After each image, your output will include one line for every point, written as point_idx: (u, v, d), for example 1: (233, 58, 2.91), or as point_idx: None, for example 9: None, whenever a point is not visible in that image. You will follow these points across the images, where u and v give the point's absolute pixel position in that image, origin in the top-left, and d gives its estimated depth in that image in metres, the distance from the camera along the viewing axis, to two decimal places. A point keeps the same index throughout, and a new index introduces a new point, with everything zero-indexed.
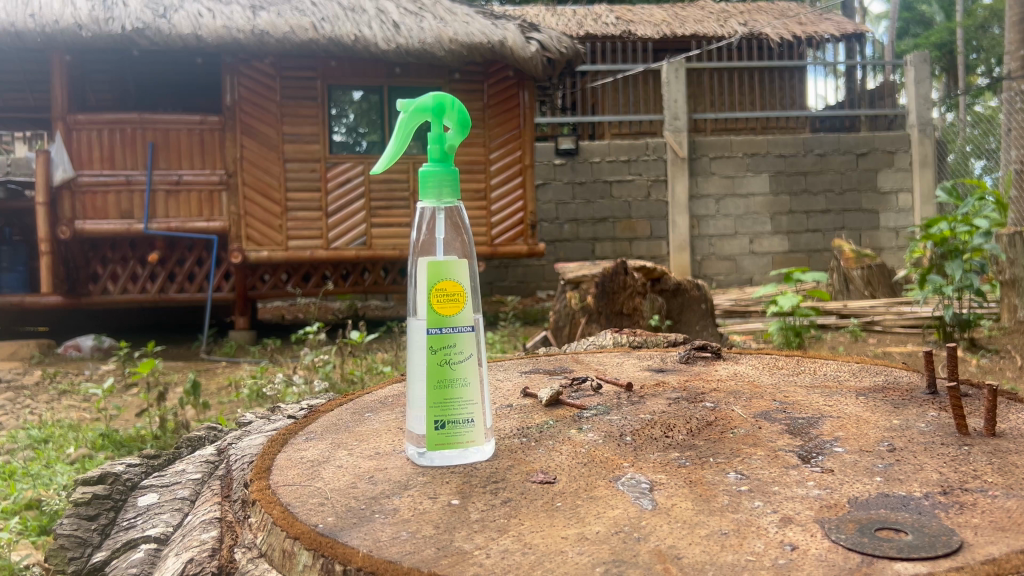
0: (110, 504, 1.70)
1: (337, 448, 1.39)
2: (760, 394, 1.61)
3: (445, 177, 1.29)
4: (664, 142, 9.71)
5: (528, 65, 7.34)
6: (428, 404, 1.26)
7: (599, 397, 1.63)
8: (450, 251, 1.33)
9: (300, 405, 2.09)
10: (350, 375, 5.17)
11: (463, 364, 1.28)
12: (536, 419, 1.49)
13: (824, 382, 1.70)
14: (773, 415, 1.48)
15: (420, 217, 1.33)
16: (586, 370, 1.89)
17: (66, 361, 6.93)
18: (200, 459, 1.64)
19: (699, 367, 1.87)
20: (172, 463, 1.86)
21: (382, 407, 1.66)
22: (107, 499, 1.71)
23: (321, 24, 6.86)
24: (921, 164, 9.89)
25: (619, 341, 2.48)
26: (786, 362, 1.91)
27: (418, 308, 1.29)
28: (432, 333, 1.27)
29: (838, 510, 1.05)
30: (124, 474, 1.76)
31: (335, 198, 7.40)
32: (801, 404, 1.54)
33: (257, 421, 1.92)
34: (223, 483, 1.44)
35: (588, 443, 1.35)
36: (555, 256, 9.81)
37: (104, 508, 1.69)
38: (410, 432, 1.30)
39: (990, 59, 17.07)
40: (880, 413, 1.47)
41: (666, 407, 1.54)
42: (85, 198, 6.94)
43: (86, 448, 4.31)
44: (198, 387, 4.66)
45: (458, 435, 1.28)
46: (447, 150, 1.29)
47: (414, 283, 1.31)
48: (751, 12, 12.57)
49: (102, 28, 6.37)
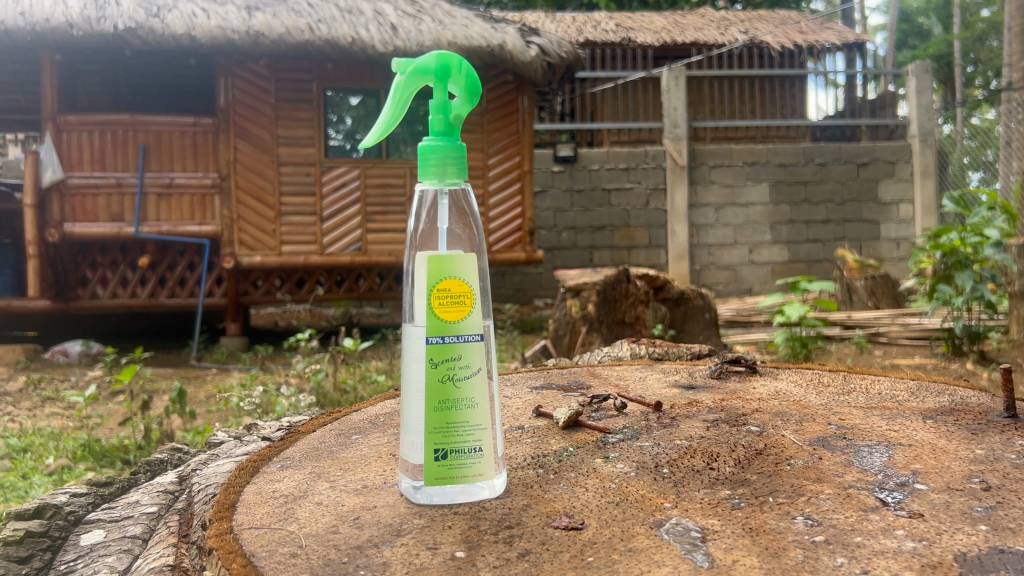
0: (46, 543, 1.38)
1: (317, 479, 1.17)
2: (811, 416, 1.39)
3: (450, 153, 1.07)
4: (664, 149, 9.53)
5: (528, 69, 7.12)
6: (427, 429, 1.05)
7: (625, 418, 1.40)
8: (455, 245, 1.11)
9: (279, 424, 1.87)
10: (342, 385, 4.96)
11: (469, 381, 1.06)
12: (553, 446, 1.27)
13: (880, 402, 1.48)
14: (833, 442, 1.26)
15: (418, 202, 1.12)
16: (605, 386, 1.66)
17: (52, 367, 6.68)
18: (158, 487, 1.39)
19: (733, 384, 1.63)
20: (125, 492, 1.60)
21: (372, 429, 1.43)
22: (43, 537, 1.39)
23: (317, 25, 6.65)
24: (922, 174, 9.68)
25: (637, 352, 2.26)
26: (830, 378, 1.68)
27: (415, 312, 1.08)
28: (433, 343, 1.05)
29: (947, 572, 0.83)
30: (68, 506, 1.47)
31: (330, 202, 7.17)
32: (862, 430, 1.32)
33: (230, 442, 1.67)
34: (183, 520, 1.21)
35: (618, 477, 1.12)
36: (553, 263, 9.60)
37: (39, 547, 1.37)
38: (404, 461, 1.08)
39: (988, 71, 17.00)
40: (957, 441, 1.25)
41: (705, 432, 1.31)
42: (75, 200, 6.71)
43: (65, 459, 4.06)
44: (185, 395, 4.47)
45: (462, 467, 1.05)
46: (453, 121, 1.07)
47: (411, 282, 1.09)
48: (752, 19, 12.37)
49: (94, 27, 6.15)
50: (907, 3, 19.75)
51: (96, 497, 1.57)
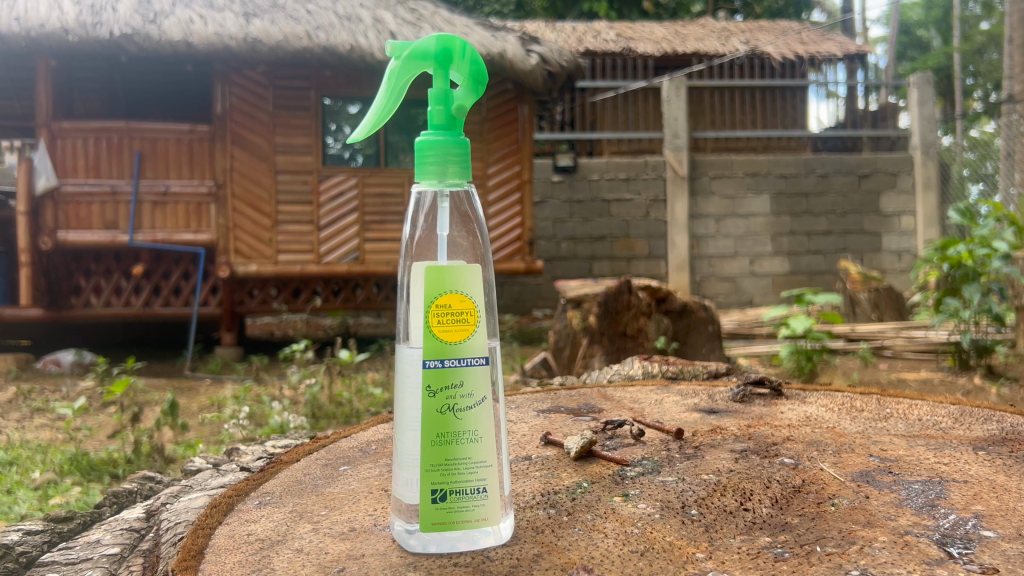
0: None
1: (298, 520, 1.03)
2: (850, 446, 1.26)
3: (453, 148, 0.93)
4: (664, 160, 9.44)
5: (528, 78, 6.97)
6: (424, 465, 0.91)
7: (643, 448, 1.26)
8: (457, 255, 0.98)
9: (261, 452, 1.73)
10: (338, 397, 4.81)
11: (472, 411, 0.92)
12: (565, 480, 1.13)
13: (922, 430, 1.34)
14: (878, 478, 1.13)
15: (414, 205, 0.99)
16: (618, 410, 1.53)
17: (43, 377, 6.52)
18: (122, 525, 1.23)
19: (759, 409, 1.49)
20: (86, 528, 1.44)
21: (362, 458, 1.29)
22: None
23: (315, 32, 6.52)
24: (924, 186, 9.57)
25: (650, 371, 2.13)
26: (863, 402, 1.54)
27: (412, 332, 0.95)
28: (431, 367, 0.92)
29: None
30: (19, 546, 1.33)
31: (327, 211, 7.04)
32: (907, 462, 1.19)
33: (207, 472, 1.53)
34: (146, 567, 1.06)
35: (641, 519, 0.99)
36: (552, 274, 9.46)
37: None
38: (396, 501, 0.94)
39: (987, 84, 16.91)
40: (1019, 477, 1.11)
41: (734, 466, 1.17)
42: (69, 208, 6.57)
43: (51, 473, 3.89)
44: (178, 407, 4.30)
45: (463, 510, 0.92)
46: (455, 113, 0.94)
47: (407, 297, 0.96)
48: (753, 30, 12.27)
49: (89, 33, 6.03)
50: (907, 15, 19.62)
51: (54, 538, 1.41)
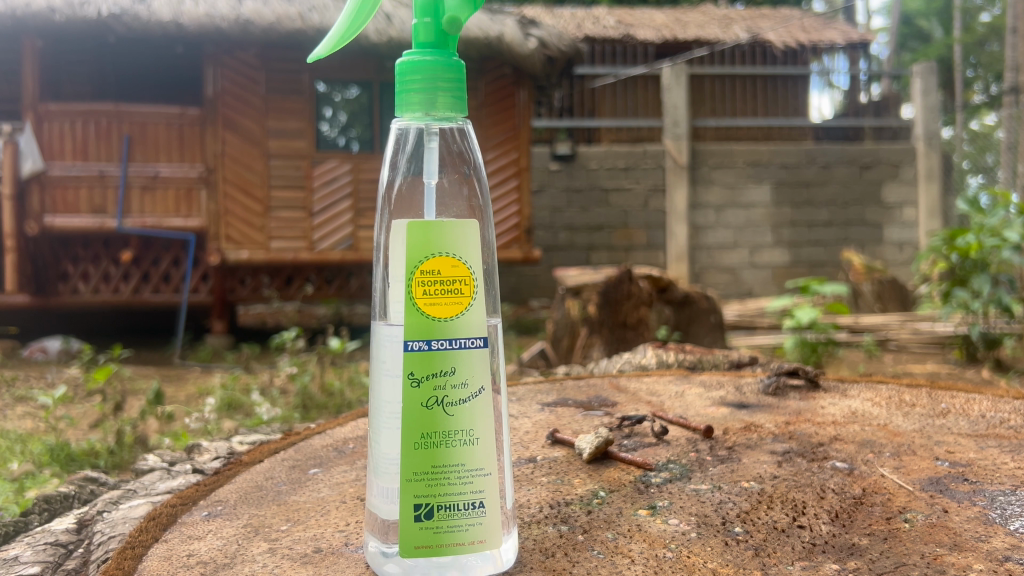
0: None
1: (253, 537, 0.84)
2: (910, 449, 1.07)
3: (443, 70, 0.74)
4: (664, 149, 9.23)
5: (527, 62, 6.73)
6: (402, 476, 0.72)
7: (668, 449, 1.08)
8: (449, 209, 0.79)
9: (223, 450, 1.54)
10: (329, 387, 4.61)
11: (466, 406, 0.74)
12: (578, 488, 0.95)
13: (991, 430, 1.15)
14: (953, 487, 0.94)
15: (394, 147, 0.80)
16: (636, 404, 1.34)
17: (28, 365, 6.31)
18: (47, 539, 1.03)
19: (795, 404, 1.31)
20: None
21: (337, 460, 1.11)
22: None
23: (309, 13, 6.25)
24: (927, 177, 9.38)
25: (664, 360, 1.95)
26: (912, 396, 1.36)
27: (391, 306, 0.76)
28: (415, 350, 0.73)
29: None
30: None
31: (320, 197, 6.82)
32: (984, 468, 1.00)
33: (154, 476, 1.35)
34: None
35: (675, 540, 0.80)
36: (549, 263, 9.26)
37: None
38: (371, 515, 0.75)
39: (987, 76, 16.73)
40: None
41: (777, 471, 0.99)
42: (56, 192, 6.35)
43: (29, 465, 3.62)
44: (162, 396, 4.05)
45: (452, 530, 0.73)
46: (447, 27, 0.75)
47: (385, 260, 0.77)
48: (755, 17, 12.01)
49: (76, 12, 5.77)
50: (907, 6, 19.37)
51: None
